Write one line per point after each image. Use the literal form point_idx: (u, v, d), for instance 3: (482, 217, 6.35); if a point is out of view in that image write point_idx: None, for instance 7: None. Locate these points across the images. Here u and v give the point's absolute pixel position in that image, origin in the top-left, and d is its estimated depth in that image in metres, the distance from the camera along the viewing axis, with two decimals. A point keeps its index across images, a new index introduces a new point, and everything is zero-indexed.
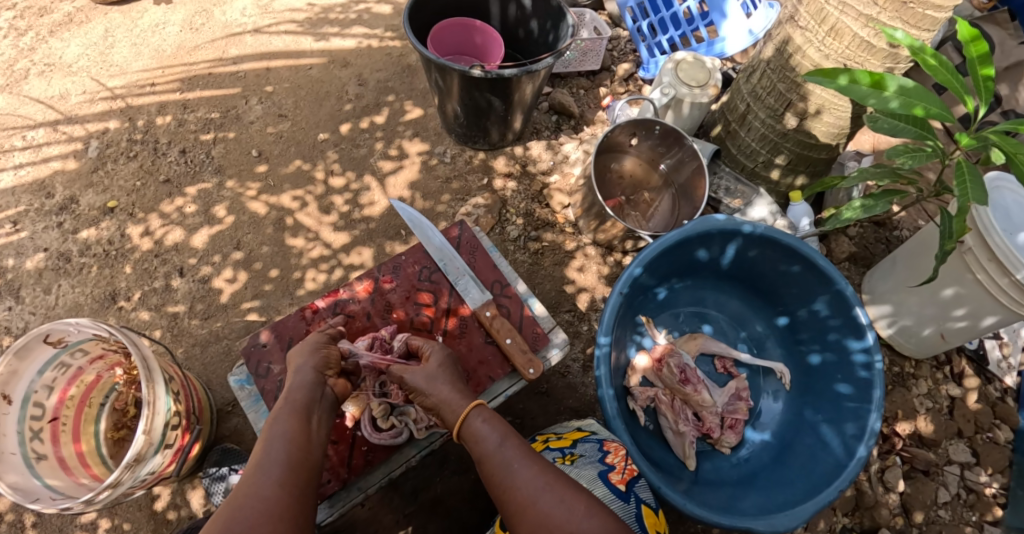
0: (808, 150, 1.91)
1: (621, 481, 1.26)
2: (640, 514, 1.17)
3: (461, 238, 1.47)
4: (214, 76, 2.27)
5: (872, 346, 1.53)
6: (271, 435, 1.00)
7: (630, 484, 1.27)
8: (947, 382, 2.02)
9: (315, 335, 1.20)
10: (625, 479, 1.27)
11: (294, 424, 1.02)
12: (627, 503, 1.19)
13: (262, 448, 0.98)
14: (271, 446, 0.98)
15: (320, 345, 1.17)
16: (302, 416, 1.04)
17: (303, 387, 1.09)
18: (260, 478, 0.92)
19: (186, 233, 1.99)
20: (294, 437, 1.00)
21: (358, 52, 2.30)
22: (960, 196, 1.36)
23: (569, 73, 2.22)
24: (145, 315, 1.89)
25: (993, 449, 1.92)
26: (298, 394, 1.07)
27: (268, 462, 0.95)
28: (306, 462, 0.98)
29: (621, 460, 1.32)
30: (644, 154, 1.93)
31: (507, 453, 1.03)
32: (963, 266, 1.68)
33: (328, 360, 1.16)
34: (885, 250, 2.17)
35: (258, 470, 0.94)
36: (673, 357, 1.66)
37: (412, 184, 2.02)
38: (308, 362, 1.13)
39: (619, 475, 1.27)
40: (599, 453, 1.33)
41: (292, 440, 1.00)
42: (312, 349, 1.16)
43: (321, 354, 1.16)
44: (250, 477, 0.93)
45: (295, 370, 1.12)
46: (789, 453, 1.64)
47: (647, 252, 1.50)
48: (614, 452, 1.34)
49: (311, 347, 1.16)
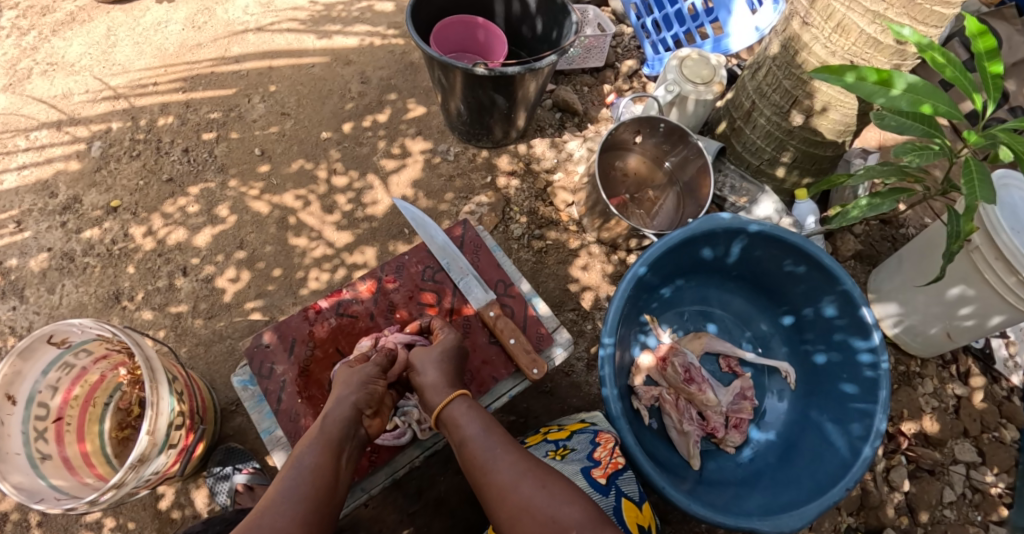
0: (814, 147, 1.90)
1: (604, 475, 1.23)
2: (619, 507, 1.17)
3: (464, 237, 1.46)
4: (217, 75, 2.27)
5: (878, 346, 1.51)
6: (299, 463, 0.94)
7: (612, 477, 1.24)
8: (952, 381, 2.02)
9: (366, 367, 1.13)
10: (609, 472, 1.24)
11: (323, 456, 0.96)
12: (606, 496, 1.18)
13: (286, 475, 0.92)
14: (297, 474, 0.92)
15: (369, 380, 1.10)
16: (333, 451, 0.98)
17: (340, 421, 1.03)
18: (279, 507, 0.86)
19: (189, 232, 1.99)
20: (319, 468, 0.94)
21: (361, 50, 2.29)
22: (969, 194, 1.35)
23: (573, 70, 2.20)
24: (148, 314, 1.89)
25: (1000, 449, 1.91)
26: (332, 428, 1.01)
27: (290, 491, 0.89)
28: (328, 495, 0.92)
29: (608, 453, 1.29)
30: (648, 152, 1.92)
31: (486, 440, 1.03)
32: (971, 265, 1.66)
33: (371, 397, 1.09)
34: (891, 248, 2.15)
35: (279, 497, 0.88)
36: (678, 356, 1.65)
37: (415, 182, 2.01)
38: (350, 396, 1.07)
39: (602, 469, 1.24)
40: (590, 446, 1.31)
41: (316, 470, 0.94)
42: (359, 384, 1.09)
43: (367, 389, 1.09)
44: (270, 505, 0.87)
45: (336, 403, 1.05)
46: (794, 454, 1.63)
47: (652, 251, 1.49)
48: (603, 445, 1.31)
49: (359, 381, 1.10)
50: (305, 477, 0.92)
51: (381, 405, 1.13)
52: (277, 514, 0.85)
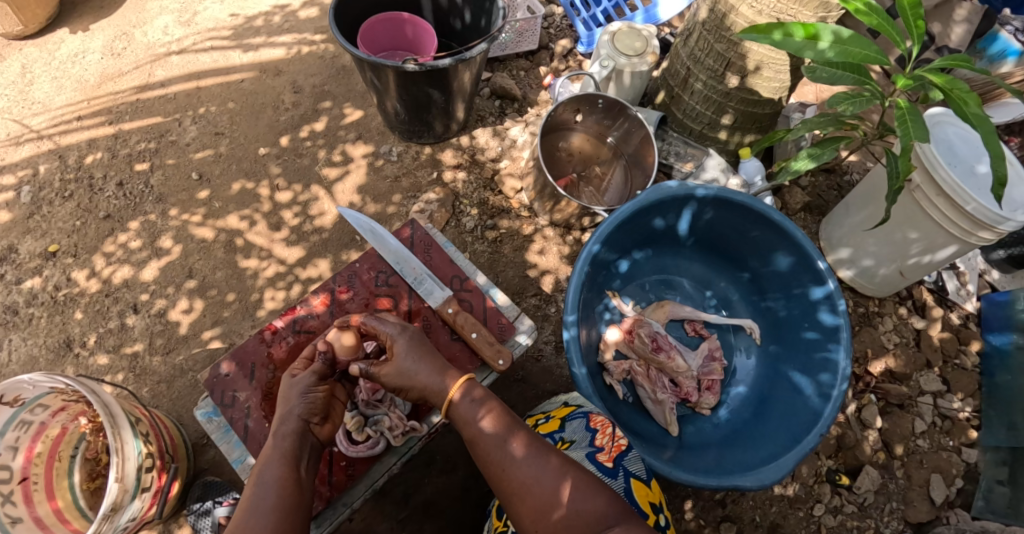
0: (752, 106, 1.92)
1: (610, 458, 1.19)
2: (630, 488, 1.14)
3: (414, 237, 1.44)
4: (144, 102, 2.18)
5: (834, 291, 1.55)
6: (260, 480, 0.95)
7: (619, 459, 1.20)
8: (911, 316, 2.08)
9: (303, 376, 1.10)
10: (615, 455, 1.20)
11: (283, 469, 0.97)
12: (615, 479, 1.15)
13: (249, 495, 0.93)
14: (261, 489, 0.93)
15: (309, 389, 1.08)
16: (292, 463, 0.99)
17: (293, 434, 1.02)
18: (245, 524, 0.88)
19: (135, 269, 1.92)
20: (285, 481, 0.95)
21: (289, 59, 2.23)
22: (904, 136, 1.38)
23: (507, 55, 2.18)
24: (103, 359, 1.82)
25: (962, 375, 1.99)
26: (285, 442, 1.01)
27: (256, 507, 0.90)
28: (295, 506, 0.93)
29: (609, 438, 1.23)
30: (591, 129, 1.91)
31: (498, 435, 1.03)
32: (914, 203, 1.71)
33: (316, 404, 1.07)
34: (838, 196, 2.21)
35: (245, 516, 0.89)
36: (643, 327, 1.66)
37: (360, 187, 1.98)
38: (293, 409, 1.05)
39: (607, 453, 1.20)
40: (588, 434, 1.23)
41: (281, 482, 0.95)
42: (300, 396, 1.07)
43: (309, 398, 1.07)
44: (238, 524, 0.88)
45: (284, 419, 1.04)
46: (768, 407, 1.66)
47: (604, 226, 1.49)
48: (602, 429, 1.24)
49: (300, 392, 1.08)
50: (269, 492, 0.93)
51: (328, 411, 1.10)
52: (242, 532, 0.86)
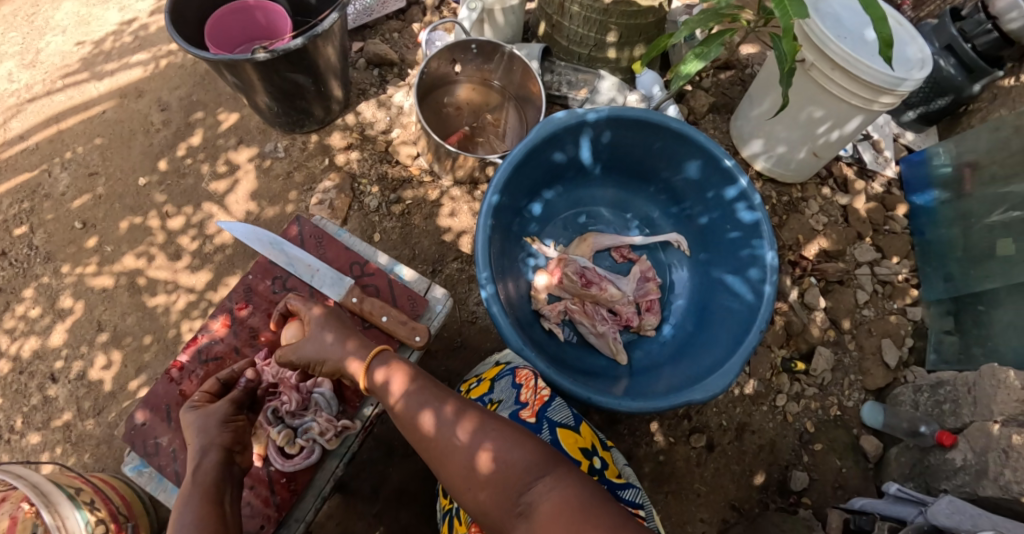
0: (634, 19, 1.87)
1: (533, 414, 1.19)
2: (557, 440, 1.15)
3: (302, 233, 1.36)
4: (5, 161, 2.01)
5: (747, 188, 1.54)
6: (180, 521, 0.89)
7: (542, 413, 1.19)
8: (835, 194, 2.11)
9: (217, 405, 1.08)
10: (538, 410, 1.19)
11: (205, 506, 0.92)
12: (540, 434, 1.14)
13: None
14: (183, 529, 0.88)
15: (227, 419, 1.07)
16: (215, 498, 0.95)
17: (214, 466, 0.99)
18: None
19: (42, 337, 1.80)
20: (208, 515, 0.91)
21: (149, 77, 2.07)
22: (783, 16, 1.36)
23: (376, 20, 2.07)
24: (36, 437, 1.71)
25: (894, 240, 2.06)
26: (205, 476, 0.97)
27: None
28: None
29: (532, 392, 1.23)
30: (474, 78, 1.83)
31: (417, 399, 0.99)
32: (812, 82, 1.71)
33: (236, 433, 1.06)
34: (742, 90, 2.20)
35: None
36: (569, 265, 1.62)
37: (254, 193, 1.87)
38: (212, 439, 1.02)
39: (530, 409, 1.19)
40: (514, 391, 1.25)
41: (204, 518, 0.90)
42: (219, 426, 1.05)
43: (229, 427, 1.06)
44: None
45: (204, 449, 1.00)
46: (709, 314, 1.68)
47: (500, 173, 1.43)
48: (526, 385, 1.24)
49: (218, 420, 1.05)
50: (193, 529, 0.88)
51: (246, 438, 1.10)
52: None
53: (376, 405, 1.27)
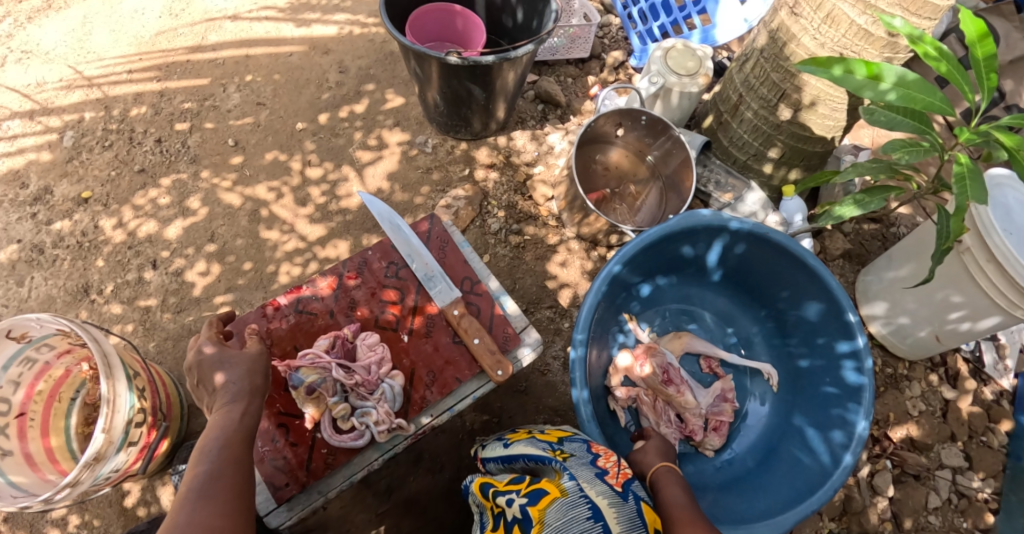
0: (802, 143, 1.84)
1: (619, 483, 1.01)
2: (641, 511, 0.96)
3: (431, 232, 1.40)
4: (193, 63, 2.21)
5: (862, 349, 1.46)
6: (210, 455, 0.90)
7: (627, 484, 1.02)
8: (942, 385, 1.95)
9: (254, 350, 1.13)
10: (623, 480, 1.03)
11: (237, 448, 0.94)
12: (625, 502, 0.96)
13: (198, 470, 0.87)
14: (212, 465, 0.89)
15: (263, 365, 1.11)
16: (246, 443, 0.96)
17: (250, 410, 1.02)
18: (197, 497, 0.82)
19: (160, 225, 1.94)
20: (237, 457, 0.92)
21: (340, 39, 2.23)
22: (960, 195, 1.30)
23: (557, 60, 2.15)
24: (117, 308, 1.84)
25: (987, 454, 1.86)
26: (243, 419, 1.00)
27: (207, 481, 0.86)
28: (246, 483, 0.89)
29: (614, 464, 1.07)
30: (631, 145, 1.87)
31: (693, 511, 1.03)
32: (961, 267, 1.60)
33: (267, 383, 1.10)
34: (881, 247, 2.11)
35: (196, 489, 0.84)
36: (657, 357, 1.58)
37: (391, 175, 1.96)
38: (248, 381, 1.06)
39: (614, 477, 1.02)
40: (589, 455, 1.11)
41: (233, 459, 0.91)
42: (261, 374, 1.09)
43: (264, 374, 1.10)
44: (190, 497, 0.82)
45: (244, 393, 1.04)
46: (774, 458, 1.59)
47: (629, 248, 1.45)
48: (604, 455, 1.10)
49: (257, 366, 1.10)
50: (220, 468, 0.89)
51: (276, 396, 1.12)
52: (197, 505, 0.81)
53: (435, 417, 1.24)
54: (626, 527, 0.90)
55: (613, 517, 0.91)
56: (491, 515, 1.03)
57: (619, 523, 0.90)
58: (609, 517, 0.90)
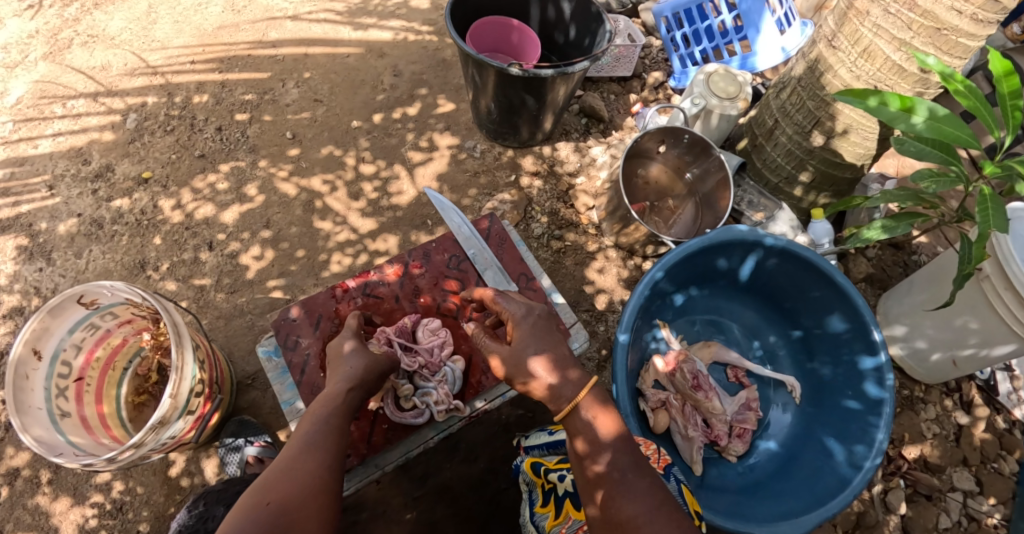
0: (833, 168, 1.94)
1: (662, 467, 1.20)
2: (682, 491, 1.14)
3: (490, 230, 1.51)
4: (253, 58, 2.34)
5: (884, 364, 1.55)
6: (318, 423, 0.98)
7: (668, 468, 1.21)
8: (956, 410, 2.03)
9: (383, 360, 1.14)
10: (664, 464, 1.21)
11: (339, 422, 1.00)
12: (669, 481, 1.14)
13: (306, 433, 0.95)
14: (317, 433, 0.96)
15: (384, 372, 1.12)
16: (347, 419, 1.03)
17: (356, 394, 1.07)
18: (303, 459, 0.91)
19: (216, 209, 2.04)
20: (338, 432, 0.99)
21: (394, 44, 2.39)
22: (982, 223, 1.38)
23: (602, 77, 2.28)
24: (172, 285, 1.93)
25: (998, 480, 1.93)
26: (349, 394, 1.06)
27: (313, 448, 0.93)
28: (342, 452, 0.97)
29: (654, 451, 1.25)
30: (670, 162, 1.98)
31: (620, 464, 0.94)
32: (980, 293, 1.68)
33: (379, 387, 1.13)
34: (902, 274, 2.19)
35: (303, 452, 0.92)
36: (687, 364, 1.68)
37: (440, 175, 2.09)
38: (366, 376, 1.09)
39: (656, 462, 1.21)
40: None
41: (335, 432, 0.98)
42: (376, 373, 1.11)
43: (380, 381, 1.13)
44: (297, 457, 0.91)
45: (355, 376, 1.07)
46: (795, 465, 1.67)
47: (671, 256, 1.55)
48: (646, 444, 1.27)
49: (378, 369, 1.11)
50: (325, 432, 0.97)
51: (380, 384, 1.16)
52: (302, 469, 0.89)
53: (488, 402, 1.34)
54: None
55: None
56: (541, 491, 1.18)
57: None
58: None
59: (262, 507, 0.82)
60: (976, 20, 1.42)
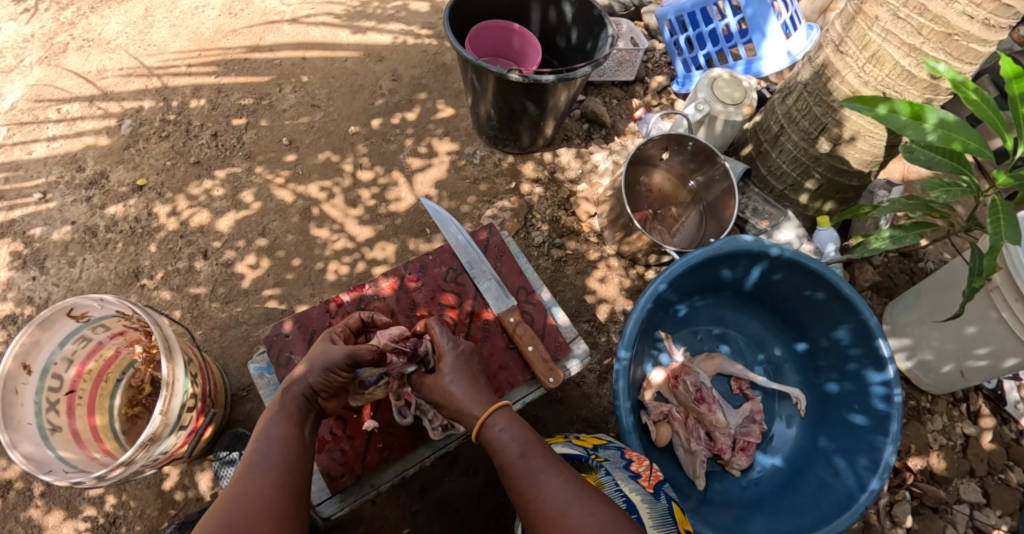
0: (840, 175, 1.90)
1: (652, 485, 1.16)
2: (671, 510, 1.11)
3: (489, 241, 1.47)
4: (251, 62, 2.31)
5: (892, 379, 1.51)
6: (264, 436, 0.96)
7: (659, 486, 1.16)
8: (963, 420, 1.99)
9: (335, 350, 1.09)
10: (655, 482, 1.17)
11: (286, 428, 0.99)
12: (658, 501, 1.11)
13: (253, 449, 0.93)
14: (263, 446, 0.94)
15: (331, 366, 1.08)
16: (295, 423, 1.01)
17: (300, 398, 1.05)
18: (251, 473, 0.89)
19: (212, 216, 2.01)
20: (286, 439, 0.97)
21: (394, 48, 2.36)
22: (994, 235, 1.34)
23: (603, 82, 2.25)
24: (166, 294, 1.90)
25: (1006, 492, 1.88)
26: (291, 402, 1.04)
27: (260, 460, 0.92)
28: (296, 461, 0.95)
29: (646, 467, 1.20)
30: (673, 169, 1.95)
31: (528, 464, 0.97)
32: (989, 303, 1.64)
33: (331, 382, 1.09)
34: (909, 282, 2.15)
35: (250, 467, 0.90)
36: (690, 375, 1.66)
37: (439, 182, 2.06)
38: (309, 377, 1.07)
39: (647, 479, 1.17)
40: (623, 460, 1.22)
41: (283, 441, 0.96)
42: (320, 369, 1.08)
43: (329, 376, 1.08)
44: (243, 473, 0.89)
45: (296, 382, 1.06)
46: (800, 479, 1.63)
47: (673, 268, 1.52)
48: (637, 460, 1.22)
49: (322, 365, 1.08)
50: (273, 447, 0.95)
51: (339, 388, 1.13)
52: (251, 482, 0.87)
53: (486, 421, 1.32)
54: (658, 522, 1.05)
55: (646, 513, 1.06)
56: None
57: (652, 518, 1.05)
58: (642, 512, 1.05)
59: (211, 524, 0.80)
60: (987, 26, 1.37)
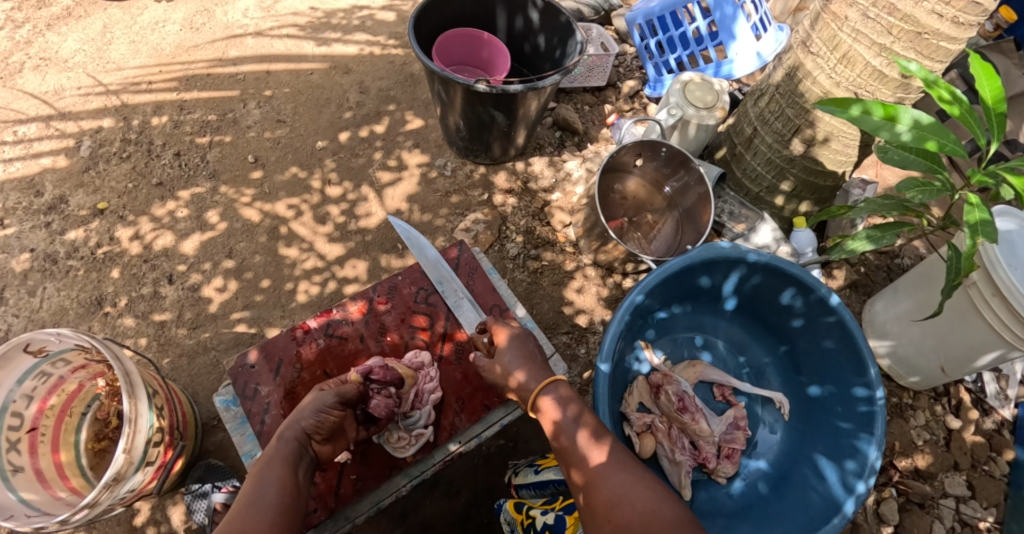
0: (814, 176, 1.89)
1: None
2: None
3: (460, 258, 1.44)
4: (213, 77, 2.25)
5: (874, 380, 1.50)
6: (261, 480, 0.90)
7: None
8: (946, 414, 1.98)
9: (326, 393, 1.09)
10: None
11: (284, 472, 0.93)
12: None
13: (248, 492, 0.88)
14: (262, 488, 0.89)
15: (324, 406, 1.06)
16: (291, 466, 0.95)
17: (293, 441, 0.99)
18: (245, 517, 0.83)
19: (176, 238, 1.95)
20: (283, 481, 0.92)
21: (360, 59, 2.32)
22: (970, 233, 1.30)
23: (575, 88, 2.23)
24: (130, 322, 1.83)
25: (989, 483, 1.88)
26: (286, 444, 0.99)
27: (256, 503, 0.86)
28: (295, 507, 0.90)
29: None
30: (648, 176, 1.93)
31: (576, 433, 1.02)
32: (969, 301, 1.62)
33: (323, 424, 1.05)
34: (886, 278, 2.16)
35: (247, 509, 0.85)
36: (672, 384, 1.65)
37: (410, 196, 2.02)
38: (303, 420, 1.03)
39: None
40: None
41: (281, 483, 0.91)
42: (314, 410, 1.05)
43: (321, 417, 1.05)
44: (240, 513, 0.84)
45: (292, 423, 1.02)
46: (787, 485, 1.61)
47: (650, 278, 1.49)
48: None
49: (313, 407, 1.05)
50: (268, 489, 0.89)
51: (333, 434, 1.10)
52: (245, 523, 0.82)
53: (463, 443, 1.28)
54: None
55: None
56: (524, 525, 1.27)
57: None
58: None
59: None
60: (957, 24, 1.37)
